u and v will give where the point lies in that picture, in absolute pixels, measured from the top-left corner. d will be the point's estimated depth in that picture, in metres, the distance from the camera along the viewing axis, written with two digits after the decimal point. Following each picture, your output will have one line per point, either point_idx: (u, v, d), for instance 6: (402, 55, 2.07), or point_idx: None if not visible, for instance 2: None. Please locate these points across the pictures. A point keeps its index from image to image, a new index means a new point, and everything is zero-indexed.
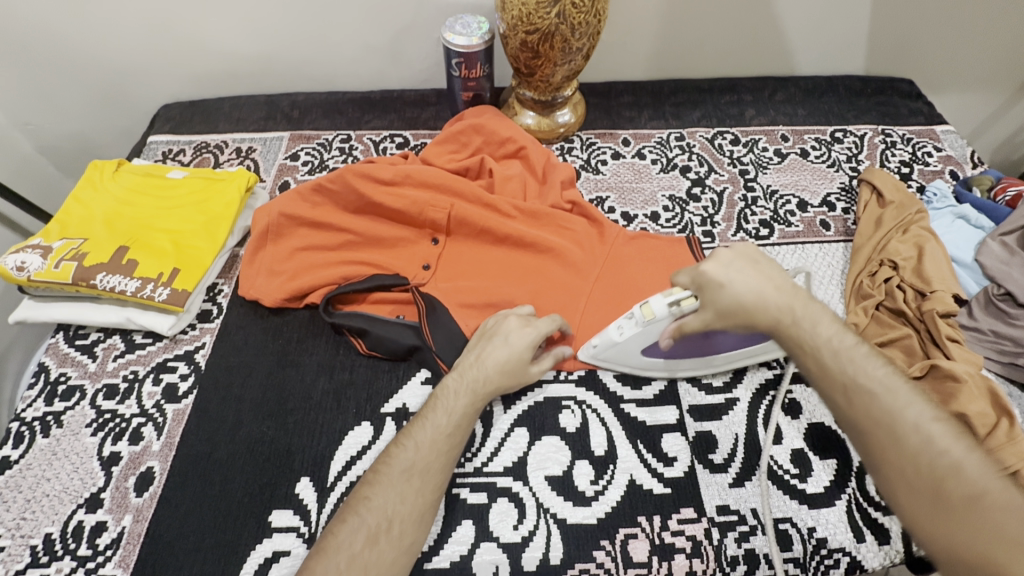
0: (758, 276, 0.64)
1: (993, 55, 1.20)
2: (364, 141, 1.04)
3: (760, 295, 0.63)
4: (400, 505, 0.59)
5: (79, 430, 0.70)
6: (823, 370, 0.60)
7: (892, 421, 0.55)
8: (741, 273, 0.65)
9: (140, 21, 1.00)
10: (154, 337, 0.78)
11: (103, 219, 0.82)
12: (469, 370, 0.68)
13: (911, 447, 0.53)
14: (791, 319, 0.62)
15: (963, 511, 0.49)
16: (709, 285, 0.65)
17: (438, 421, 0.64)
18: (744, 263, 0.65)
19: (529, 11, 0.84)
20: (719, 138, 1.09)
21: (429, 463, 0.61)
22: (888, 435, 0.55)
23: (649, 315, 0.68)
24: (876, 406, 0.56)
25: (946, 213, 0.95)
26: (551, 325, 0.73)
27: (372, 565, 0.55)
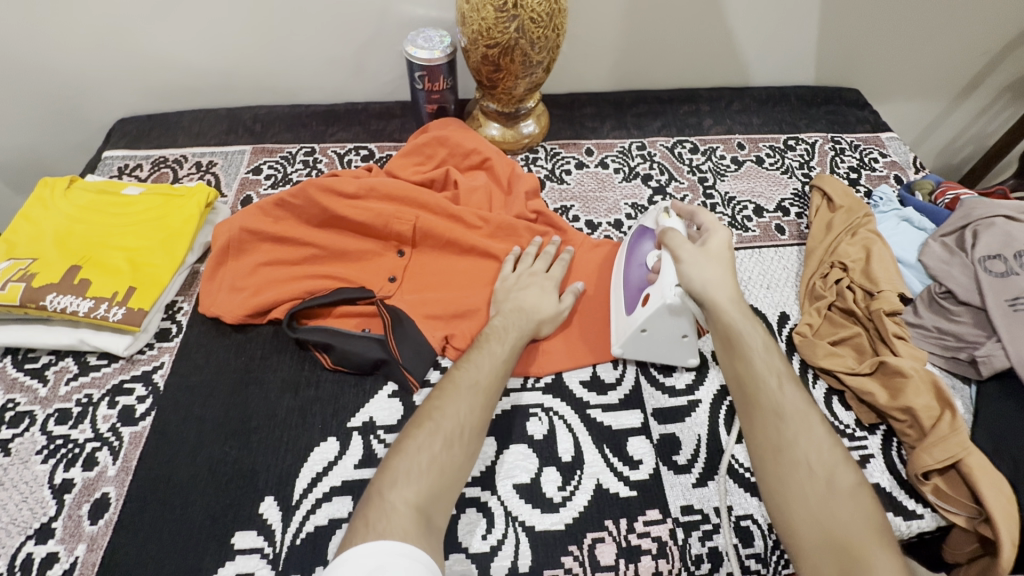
0: (728, 270, 0.72)
1: (931, 66, 1.27)
2: (328, 154, 1.04)
3: (720, 285, 0.70)
4: (469, 415, 0.64)
5: (29, 457, 0.68)
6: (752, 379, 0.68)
7: (788, 419, 0.65)
8: (726, 255, 0.73)
9: (95, 36, 0.98)
10: (109, 359, 0.76)
11: (54, 238, 0.80)
12: (512, 316, 0.75)
13: (799, 449, 0.63)
14: (737, 323, 0.69)
15: (830, 502, 0.59)
16: (710, 240, 0.74)
17: (496, 348, 0.71)
18: (728, 258, 0.73)
19: (488, 25, 0.86)
20: (679, 147, 1.13)
21: (492, 375, 0.67)
22: (785, 436, 0.64)
23: (661, 218, 0.80)
24: (777, 403, 0.66)
25: (892, 216, 1.00)
26: (558, 267, 0.82)
27: (446, 467, 0.60)
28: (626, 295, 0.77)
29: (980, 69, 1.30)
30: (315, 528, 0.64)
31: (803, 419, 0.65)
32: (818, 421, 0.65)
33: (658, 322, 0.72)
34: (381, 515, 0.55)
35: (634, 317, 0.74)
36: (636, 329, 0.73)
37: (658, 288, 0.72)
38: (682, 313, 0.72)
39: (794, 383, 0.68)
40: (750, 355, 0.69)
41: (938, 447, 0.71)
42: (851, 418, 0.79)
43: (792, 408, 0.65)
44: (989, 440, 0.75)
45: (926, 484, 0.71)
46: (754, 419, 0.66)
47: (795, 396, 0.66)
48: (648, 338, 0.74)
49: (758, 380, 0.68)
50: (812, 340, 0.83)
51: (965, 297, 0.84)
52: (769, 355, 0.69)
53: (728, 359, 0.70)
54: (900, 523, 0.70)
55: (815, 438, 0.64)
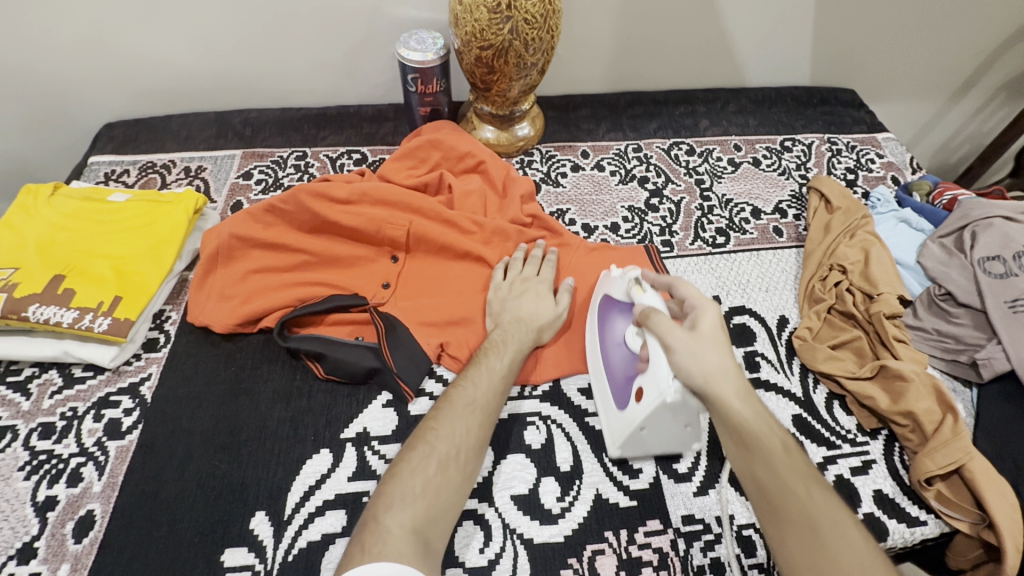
0: (728, 353, 0.63)
1: (926, 66, 1.27)
2: (320, 158, 1.02)
3: (724, 374, 0.61)
4: (465, 435, 0.62)
5: (11, 474, 0.66)
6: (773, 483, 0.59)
7: (821, 532, 0.56)
8: (719, 336, 0.64)
9: (80, 39, 0.96)
10: (94, 371, 0.74)
11: (37, 246, 0.77)
12: (510, 328, 0.73)
13: (841, 570, 0.53)
14: (750, 421, 0.61)
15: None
16: (699, 320, 0.64)
17: (493, 365, 0.69)
18: (724, 340, 0.63)
19: (481, 27, 0.85)
20: (675, 149, 1.12)
21: (488, 395, 0.66)
22: (822, 553, 0.55)
23: (635, 292, 0.70)
24: (806, 514, 0.57)
25: (889, 217, 1.00)
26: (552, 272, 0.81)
27: (441, 490, 0.59)
28: (614, 386, 0.70)
29: (975, 69, 1.29)
30: (308, 543, 0.63)
31: (837, 528, 0.56)
32: (855, 532, 0.56)
33: (656, 419, 0.65)
34: (377, 539, 0.53)
35: (628, 413, 0.67)
36: (633, 428, 0.66)
37: (650, 383, 0.63)
38: (682, 410, 0.63)
39: (822, 487, 0.59)
40: (771, 458, 0.60)
41: (939, 452, 0.70)
42: (852, 423, 0.78)
43: (824, 520, 0.57)
44: (991, 444, 0.75)
45: (929, 489, 0.70)
46: (784, 534, 0.58)
47: (826, 504, 0.58)
48: (646, 434, 0.67)
49: (783, 488, 0.59)
50: (812, 344, 0.82)
51: (964, 299, 0.83)
52: (791, 455, 0.61)
53: (745, 463, 0.62)
54: (903, 530, 0.69)
55: (858, 555, 0.54)
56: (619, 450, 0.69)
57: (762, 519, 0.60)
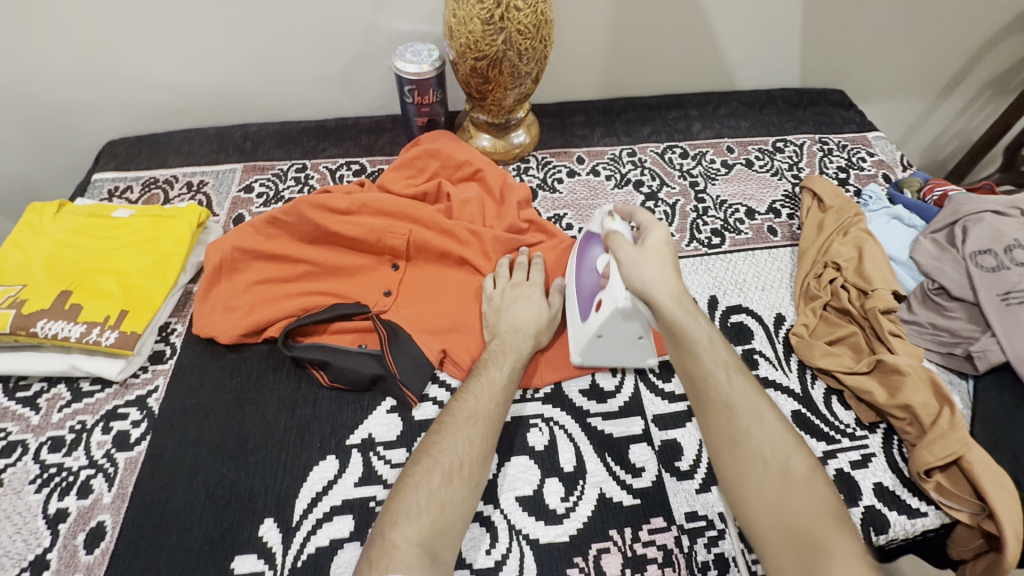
0: (665, 264, 0.68)
1: (913, 65, 1.29)
2: (320, 170, 1.04)
3: (661, 282, 0.67)
4: (468, 447, 0.63)
5: (22, 488, 0.66)
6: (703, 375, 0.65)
7: (738, 411, 0.63)
8: (667, 254, 0.70)
9: (83, 60, 0.98)
10: (102, 384, 0.75)
11: (44, 263, 0.79)
12: (508, 336, 0.74)
13: (754, 444, 0.61)
14: (678, 317, 0.66)
15: (804, 526, 0.55)
16: (651, 239, 0.71)
17: (493, 376, 0.70)
18: (671, 258, 0.69)
19: (476, 38, 0.86)
20: (669, 152, 1.13)
21: (490, 407, 0.67)
22: (740, 431, 0.62)
23: (607, 222, 0.76)
24: (725, 396, 0.64)
25: (882, 214, 1.01)
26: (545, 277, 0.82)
27: (447, 502, 0.60)
28: (579, 302, 0.77)
29: (961, 67, 1.32)
30: (316, 549, 0.63)
31: (751, 407, 0.63)
32: (770, 412, 0.63)
33: (612, 326, 0.72)
34: (383, 554, 0.55)
35: (587, 323, 0.74)
36: (591, 334, 0.73)
37: (608, 295, 0.71)
38: (634, 315, 0.71)
39: (741, 374, 0.65)
40: (695, 349, 0.66)
41: (937, 444, 0.71)
42: (851, 417, 0.79)
43: (742, 403, 0.63)
44: (988, 435, 0.76)
45: (929, 481, 0.71)
46: (709, 418, 0.64)
47: (745, 388, 0.64)
48: (604, 342, 0.74)
49: (741, 429, 0.62)
50: (809, 340, 0.83)
51: (958, 293, 0.84)
52: (715, 347, 0.66)
53: (702, 406, 0.65)
54: (904, 521, 0.70)
55: (770, 432, 0.61)
56: (578, 358, 0.77)
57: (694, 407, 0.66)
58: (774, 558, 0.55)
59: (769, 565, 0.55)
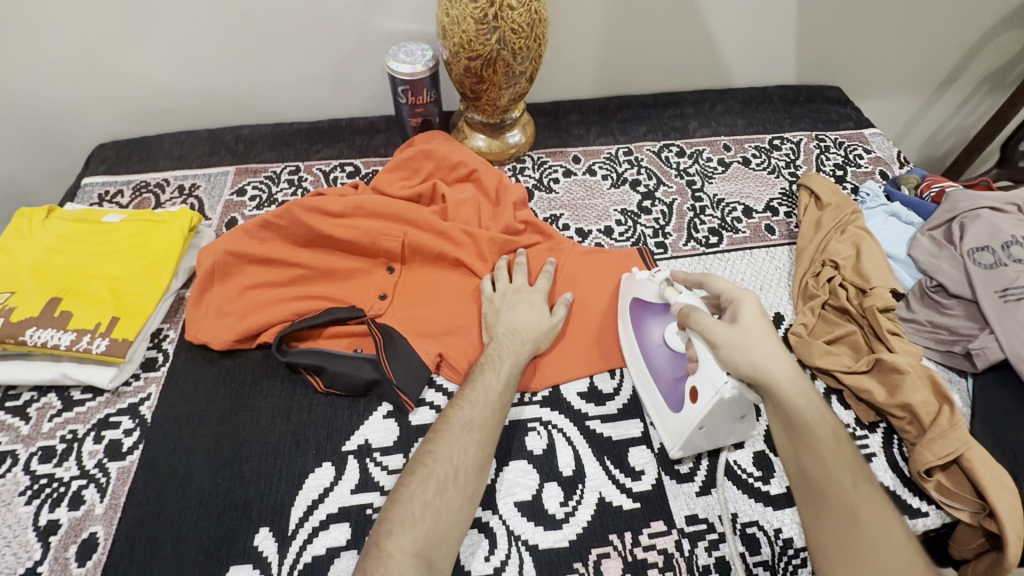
0: (775, 342, 0.62)
1: (910, 61, 1.29)
2: (313, 172, 1.03)
3: (773, 363, 0.61)
4: (464, 455, 0.62)
5: (12, 499, 0.65)
6: (825, 478, 0.59)
7: (862, 524, 0.56)
8: (762, 325, 0.63)
9: (71, 63, 0.96)
10: (93, 392, 0.74)
11: (33, 270, 0.77)
12: (506, 340, 0.74)
13: (877, 563, 0.53)
14: (798, 407, 0.60)
15: None
16: (741, 312, 0.64)
17: (490, 382, 0.69)
18: (769, 329, 0.63)
19: (469, 38, 0.85)
20: (665, 151, 1.13)
21: (486, 414, 0.66)
22: (859, 544, 0.55)
23: (668, 293, 0.70)
24: (848, 503, 0.57)
25: (879, 212, 1.01)
26: (540, 279, 0.82)
27: (442, 512, 0.59)
28: (665, 391, 0.71)
29: (956, 62, 1.31)
30: (312, 558, 0.63)
31: (878, 521, 0.56)
32: (902, 533, 0.55)
33: (714, 416, 0.65)
34: (379, 565, 0.54)
35: (684, 415, 0.67)
36: (693, 428, 0.66)
37: (704, 382, 0.64)
38: (740, 401, 0.63)
39: (871, 481, 0.58)
40: (818, 448, 0.60)
41: (937, 444, 0.70)
42: (850, 416, 0.79)
43: (869, 513, 0.56)
44: (988, 434, 0.75)
45: (929, 480, 0.70)
46: (821, 520, 0.58)
47: (872, 497, 0.57)
48: (706, 433, 0.67)
49: (862, 542, 0.55)
50: (807, 340, 0.83)
51: (956, 290, 0.84)
52: (841, 448, 0.60)
53: (813, 512, 0.59)
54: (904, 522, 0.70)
55: (898, 552, 0.54)
56: (681, 452, 0.70)
57: (802, 506, 0.61)
58: None
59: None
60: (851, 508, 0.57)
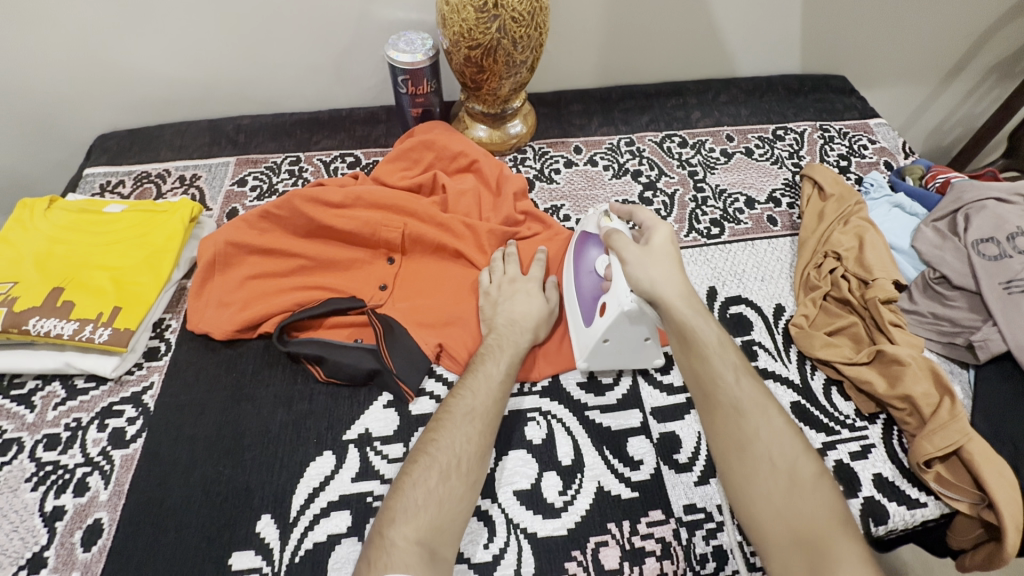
0: (675, 265, 0.69)
1: (918, 50, 1.27)
2: (314, 163, 1.03)
3: (668, 280, 0.68)
4: (466, 444, 0.63)
5: (18, 486, 0.66)
6: (712, 380, 0.65)
7: (747, 414, 0.63)
8: (669, 251, 0.71)
9: (70, 53, 0.96)
10: (97, 381, 0.75)
11: (35, 260, 0.78)
12: (505, 330, 0.73)
13: (759, 443, 0.61)
14: (688, 318, 0.67)
15: (812, 531, 0.55)
16: (654, 238, 0.72)
17: (491, 371, 0.69)
18: (674, 254, 0.71)
19: (469, 26, 0.85)
20: (668, 141, 1.12)
21: (487, 402, 0.66)
22: (746, 434, 0.62)
23: (603, 222, 0.77)
24: (734, 399, 0.64)
25: (883, 203, 1.00)
26: (536, 269, 0.81)
27: (445, 499, 0.59)
28: (583, 308, 0.75)
29: (965, 51, 1.29)
30: (313, 545, 0.63)
31: (761, 411, 0.63)
32: (779, 415, 0.63)
33: (619, 331, 0.70)
34: (383, 553, 0.55)
35: (592, 328, 0.72)
36: (598, 339, 0.71)
37: (613, 296, 0.69)
38: (642, 320, 0.69)
39: (751, 377, 0.66)
40: (706, 351, 0.66)
41: (937, 435, 0.70)
42: (851, 408, 0.78)
43: (751, 405, 0.63)
44: (989, 426, 0.75)
45: (928, 471, 0.70)
46: (715, 420, 0.64)
47: (752, 388, 0.64)
48: (613, 347, 0.72)
49: (748, 428, 0.62)
50: (808, 331, 0.83)
51: (959, 281, 0.83)
52: (725, 350, 0.67)
53: (705, 410, 0.65)
54: (903, 512, 0.70)
55: (778, 433, 0.61)
56: (586, 365, 0.75)
57: (698, 409, 0.66)
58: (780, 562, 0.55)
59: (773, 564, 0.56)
60: (736, 402, 0.64)
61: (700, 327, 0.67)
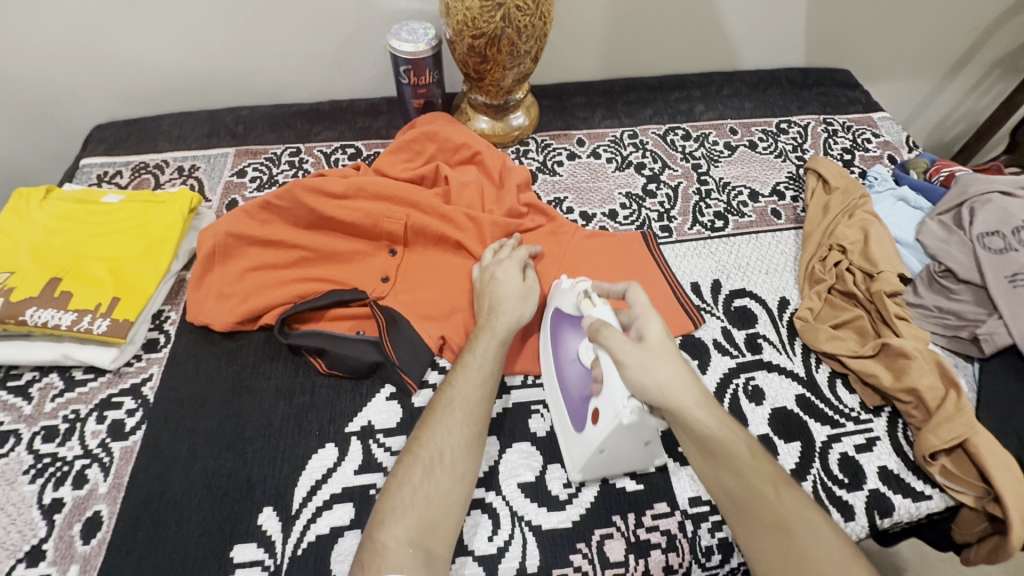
0: (677, 362, 0.61)
1: (922, 43, 1.26)
2: (315, 154, 1.02)
3: (676, 383, 0.59)
4: (448, 437, 0.62)
5: (16, 478, 0.65)
6: (750, 496, 0.59)
7: (794, 529, 0.56)
8: (667, 345, 0.62)
9: (67, 41, 0.95)
10: (95, 373, 0.74)
11: (31, 250, 0.77)
12: (486, 317, 0.72)
13: (816, 569, 0.54)
14: (711, 427, 0.60)
15: None
16: (646, 331, 0.63)
17: (470, 362, 0.68)
18: (673, 349, 0.62)
19: (473, 15, 0.84)
20: (671, 134, 1.11)
21: (466, 394, 0.65)
22: (796, 555, 0.55)
23: (585, 306, 0.68)
24: (777, 513, 0.57)
25: (887, 196, 0.99)
26: (524, 250, 0.80)
27: (432, 495, 0.59)
28: (572, 409, 0.67)
29: (968, 45, 1.29)
30: (316, 538, 0.63)
31: (807, 525, 0.56)
32: (830, 529, 0.56)
33: (615, 440, 0.62)
34: (374, 556, 0.54)
35: (586, 436, 0.64)
36: (592, 450, 0.63)
37: (606, 404, 0.61)
38: (643, 428, 0.61)
39: (788, 485, 0.60)
40: (737, 465, 0.60)
41: (943, 428, 0.70)
42: (855, 401, 0.78)
43: (797, 522, 0.57)
44: (994, 419, 0.75)
45: (933, 464, 0.70)
46: (761, 542, 0.58)
47: (794, 502, 0.58)
48: (607, 458, 0.64)
49: (800, 551, 0.55)
50: (813, 324, 0.82)
51: (965, 275, 0.83)
52: (757, 457, 0.61)
53: (746, 533, 0.59)
54: (909, 505, 0.70)
55: (832, 551, 0.54)
56: (582, 477, 0.66)
57: (735, 529, 0.60)
58: None
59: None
60: (780, 519, 0.57)
61: (728, 435, 0.60)
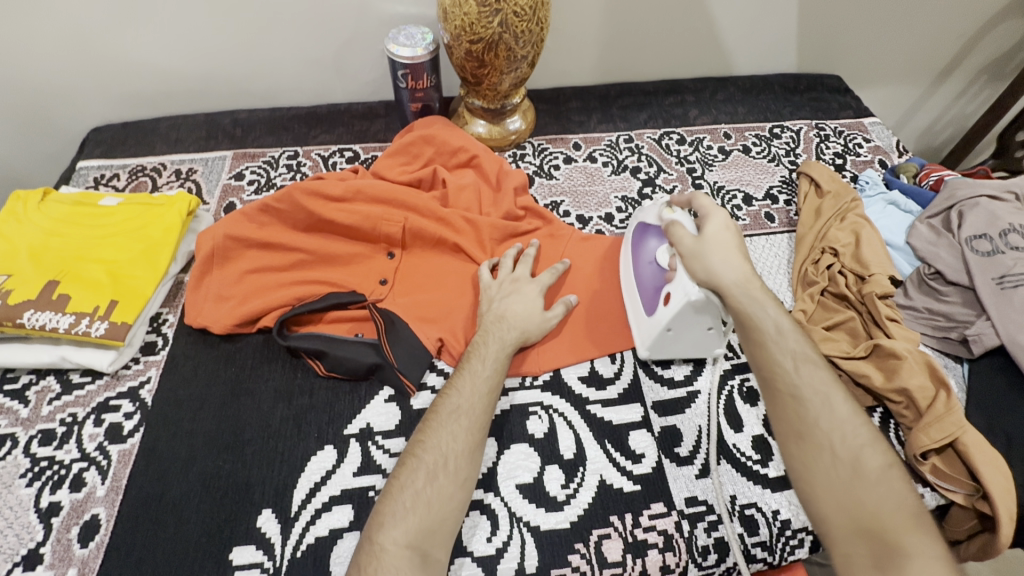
0: (731, 252, 0.67)
1: (911, 50, 1.29)
2: (312, 157, 1.02)
3: (727, 269, 0.67)
4: (452, 442, 0.62)
5: (13, 481, 0.65)
6: (774, 370, 0.65)
7: (808, 400, 0.63)
8: (729, 239, 0.69)
9: (65, 44, 0.95)
10: (92, 376, 0.74)
11: (29, 253, 0.77)
12: (492, 328, 0.73)
13: (827, 435, 0.61)
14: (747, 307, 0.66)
15: (884, 521, 0.56)
16: (708, 227, 0.69)
17: (477, 368, 0.69)
18: (736, 243, 0.69)
19: (471, 20, 0.85)
20: (666, 138, 1.12)
21: (472, 399, 0.66)
22: (808, 420, 0.62)
23: (665, 213, 0.75)
24: (794, 385, 0.64)
25: (878, 200, 1.01)
26: (546, 275, 0.79)
27: (433, 499, 0.59)
28: (644, 298, 0.75)
29: (956, 52, 1.31)
30: (315, 540, 0.63)
31: (824, 398, 0.63)
32: (845, 405, 0.63)
33: (681, 320, 0.70)
34: (372, 559, 0.55)
35: (656, 317, 0.72)
36: (660, 328, 0.71)
37: (677, 286, 0.69)
38: (705, 308, 0.69)
39: (813, 363, 0.66)
40: (763, 342, 0.66)
41: (934, 427, 0.71)
42: None
43: (813, 393, 0.63)
44: (982, 418, 0.77)
45: (924, 464, 0.71)
46: (777, 407, 0.64)
47: (815, 378, 0.64)
48: (673, 336, 0.73)
49: (812, 418, 0.62)
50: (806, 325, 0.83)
51: (953, 277, 0.85)
52: (784, 335, 0.67)
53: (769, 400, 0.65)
54: None
55: (845, 422, 0.62)
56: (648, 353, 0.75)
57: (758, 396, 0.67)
58: (844, 552, 0.56)
59: (835, 553, 0.57)
60: (802, 392, 0.64)
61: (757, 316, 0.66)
